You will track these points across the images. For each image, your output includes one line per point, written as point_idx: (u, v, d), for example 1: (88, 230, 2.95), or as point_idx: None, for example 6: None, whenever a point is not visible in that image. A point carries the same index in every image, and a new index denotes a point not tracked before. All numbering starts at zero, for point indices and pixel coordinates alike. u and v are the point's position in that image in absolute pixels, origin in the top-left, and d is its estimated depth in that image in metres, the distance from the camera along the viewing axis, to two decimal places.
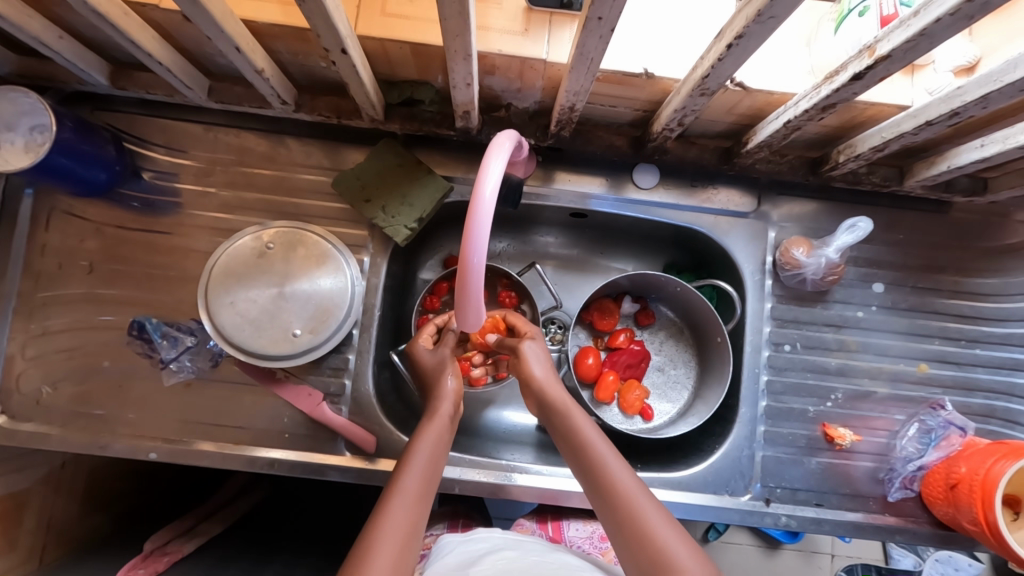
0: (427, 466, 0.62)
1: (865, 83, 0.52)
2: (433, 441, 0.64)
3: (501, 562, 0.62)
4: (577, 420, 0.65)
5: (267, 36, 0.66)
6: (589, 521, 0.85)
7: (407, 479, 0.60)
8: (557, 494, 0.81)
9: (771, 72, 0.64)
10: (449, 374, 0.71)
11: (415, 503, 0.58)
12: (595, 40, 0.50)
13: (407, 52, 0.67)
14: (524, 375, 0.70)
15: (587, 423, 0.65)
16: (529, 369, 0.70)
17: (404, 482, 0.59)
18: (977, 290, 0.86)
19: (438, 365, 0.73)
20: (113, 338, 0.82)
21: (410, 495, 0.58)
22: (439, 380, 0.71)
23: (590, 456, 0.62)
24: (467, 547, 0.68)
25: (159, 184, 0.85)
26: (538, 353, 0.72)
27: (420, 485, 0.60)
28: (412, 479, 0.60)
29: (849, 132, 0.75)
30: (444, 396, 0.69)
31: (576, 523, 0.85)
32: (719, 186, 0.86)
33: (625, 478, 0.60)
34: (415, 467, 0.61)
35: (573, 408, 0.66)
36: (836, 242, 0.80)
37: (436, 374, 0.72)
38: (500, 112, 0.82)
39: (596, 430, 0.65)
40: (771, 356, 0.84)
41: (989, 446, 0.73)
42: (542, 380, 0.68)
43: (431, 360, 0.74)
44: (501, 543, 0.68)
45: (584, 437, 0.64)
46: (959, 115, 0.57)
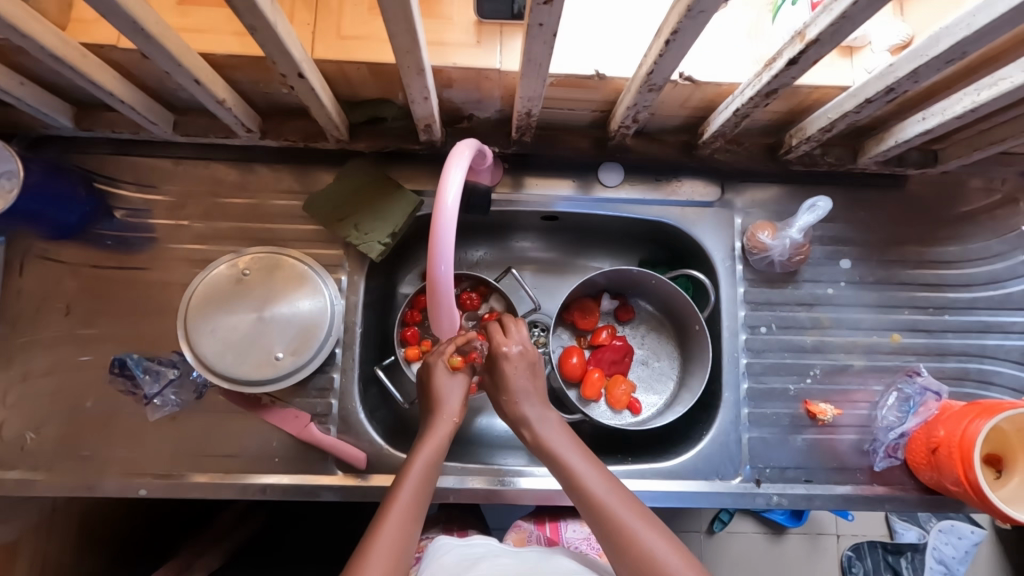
0: (421, 477, 0.65)
1: (801, 67, 0.55)
2: (429, 454, 0.67)
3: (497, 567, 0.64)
4: (568, 456, 0.65)
5: (227, 67, 0.67)
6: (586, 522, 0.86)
7: (404, 489, 0.63)
8: (552, 495, 0.81)
9: (717, 63, 0.66)
10: (456, 397, 0.71)
11: (406, 515, 0.61)
12: (540, 46, 0.52)
13: (366, 72, 0.69)
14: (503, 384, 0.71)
15: (576, 457, 0.66)
16: (512, 383, 0.70)
17: (401, 491, 0.63)
18: (940, 258, 0.89)
19: (442, 385, 0.72)
20: (96, 377, 0.81)
21: (405, 510, 0.62)
22: (441, 397, 0.71)
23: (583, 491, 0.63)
24: (465, 550, 0.69)
25: (132, 221, 0.85)
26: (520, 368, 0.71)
27: (413, 496, 0.63)
28: (406, 492, 0.63)
29: (799, 115, 0.77)
30: (445, 412, 0.71)
31: (574, 524, 0.86)
32: (683, 178, 0.88)
33: (623, 508, 0.61)
34: (410, 478, 0.65)
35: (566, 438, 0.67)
36: (798, 223, 0.82)
37: (439, 393, 0.72)
38: (463, 123, 0.83)
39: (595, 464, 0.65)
40: (747, 339, 0.86)
41: (963, 408, 0.75)
42: (529, 399, 0.70)
43: (440, 378, 0.72)
44: (499, 549, 0.69)
45: (576, 470, 0.64)
46: (895, 91, 0.59)
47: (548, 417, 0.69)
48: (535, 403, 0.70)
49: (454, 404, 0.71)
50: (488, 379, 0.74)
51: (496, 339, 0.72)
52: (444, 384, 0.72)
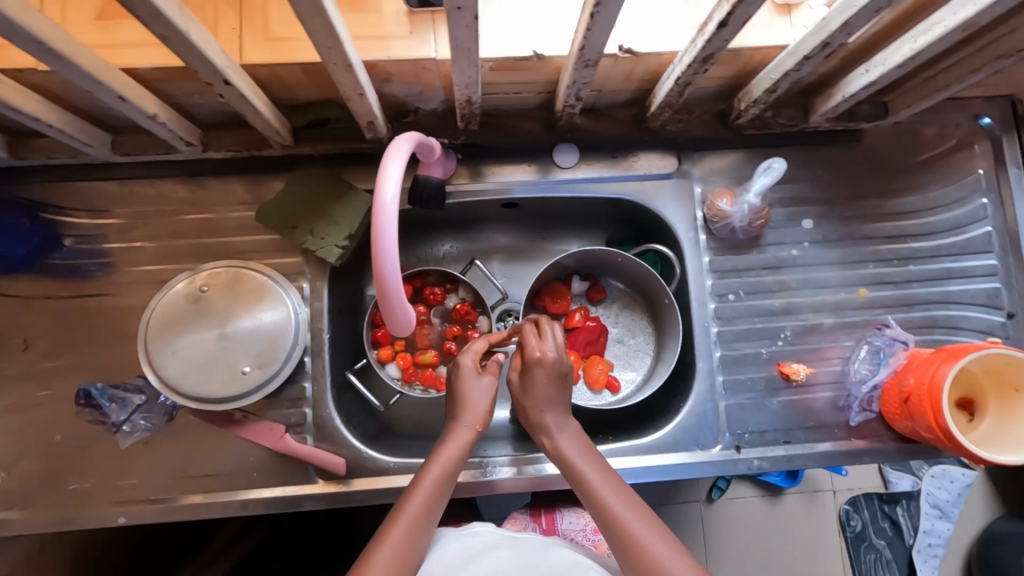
0: (435, 482, 0.65)
1: (732, 29, 0.54)
2: (444, 461, 0.66)
3: (498, 564, 0.62)
4: (586, 468, 0.65)
5: (155, 81, 0.66)
6: (581, 514, 0.87)
7: (418, 494, 0.63)
8: (546, 480, 0.82)
9: (654, 33, 0.65)
10: (483, 402, 0.70)
11: (415, 521, 0.61)
12: (464, 30, 0.51)
13: (299, 74, 0.67)
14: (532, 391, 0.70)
15: (595, 468, 0.65)
16: (540, 390, 0.69)
17: (412, 498, 0.63)
18: (901, 210, 0.89)
19: (467, 388, 0.71)
20: (62, 410, 0.80)
21: (415, 518, 0.61)
22: (466, 403, 0.71)
23: (599, 502, 0.63)
24: (463, 539, 0.68)
25: (83, 248, 0.83)
26: (549, 379, 0.69)
27: (425, 501, 0.63)
28: (419, 498, 0.63)
29: (745, 79, 0.77)
30: (467, 420, 0.70)
31: (570, 515, 0.88)
32: (639, 153, 0.87)
33: (638, 523, 0.61)
34: (422, 484, 0.64)
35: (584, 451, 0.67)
36: (754, 187, 0.82)
37: (465, 396, 0.71)
38: (409, 117, 0.82)
39: (612, 476, 0.65)
40: (717, 308, 0.86)
41: (931, 355, 0.76)
42: (552, 406, 0.69)
43: (466, 380, 0.72)
44: (498, 539, 0.68)
45: (594, 481, 0.64)
46: (831, 45, 0.59)
47: (568, 426, 0.69)
48: (557, 412, 0.70)
49: (478, 410, 0.70)
50: (517, 383, 0.72)
51: (528, 342, 0.70)
52: (469, 386, 0.71)
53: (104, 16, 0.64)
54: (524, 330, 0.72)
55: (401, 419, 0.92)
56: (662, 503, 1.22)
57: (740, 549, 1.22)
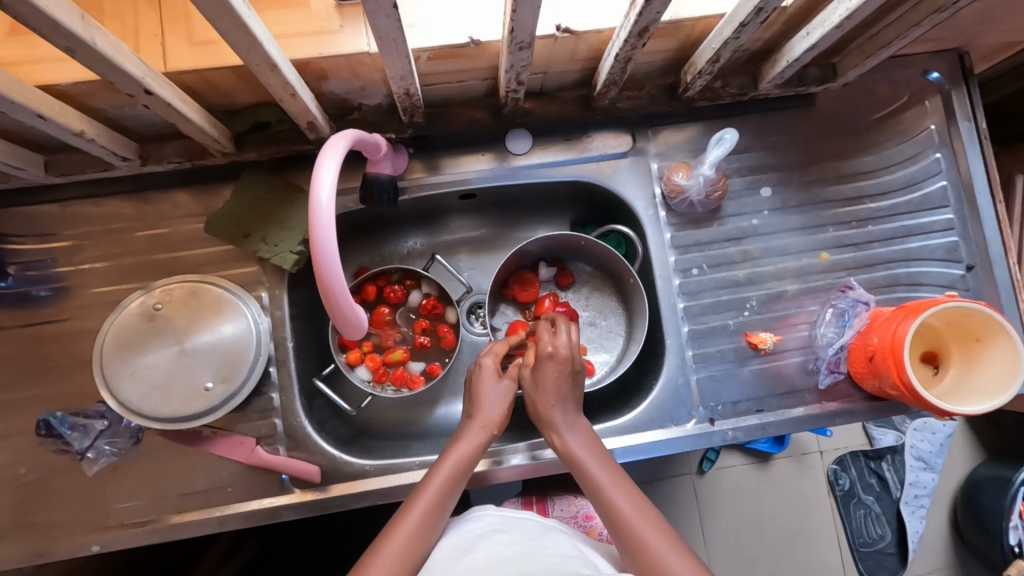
0: (446, 480, 0.66)
1: (661, 0, 0.53)
2: (455, 463, 0.68)
3: (496, 549, 0.61)
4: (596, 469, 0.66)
5: (79, 96, 0.63)
6: (573, 501, 0.87)
7: (428, 491, 0.65)
8: (538, 466, 0.81)
9: (589, 10, 0.64)
10: (497, 401, 0.72)
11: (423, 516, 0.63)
12: (385, 20, 0.49)
13: (230, 77, 0.65)
14: (544, 388, 0.71)
15: (604, 469, 0.66)
16: (550, 386, 0.71)
17: (422, 495, 0.64)
18: (857, 171, 0.90)
19: (485, 391, 0.73)
20: (24, 442, 0.78)
21: (423, 513, 0.63)
22: (481, 404, 0.72)
23: (607, 503, 0.63)
24: (462, 528, 0.67)
25: (30, 275, 0.81)
26: (560, 377, 0.71)
27: (435, 498, 0.64)
28: (428, 495, 0.64)
29: (690, 51, 0.76)
30: (480, 422, 0.71)
31: (561, 502, 0.87)
32: (593, 133, 0.86)
33: (645, 523, 0.61)
34: (433, 483, 0.66)
35: (594, 451, 0.68)
36: (708, 159, 0.81)
37: (482, 397, 0.72)
38: (353, 114, 0.79)
39: (622, 477, 0.66)
40: (682, 283, 0.86)
41: (893, 312, 0.77)
42: (563, 407, 0.71)
43: (484, 382, 0.73)
44: (498, 523, 0.68)
45: (603, 483, 0.65)
46: (765, 11, 0.58)
47: (578, 425, 0.71)
48: (569, 414, 0.71)
49: (493, 411, 0.72)
50: (529, 377, 0.72)
51: (542, 337, 0.72)
52: (485, 387, 0.73)
53: (16, 32, 0.61)
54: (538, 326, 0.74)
55: (377, 422, 0.91)
56: (652, 479, 1.23)
57: (733, 517, 1.23)
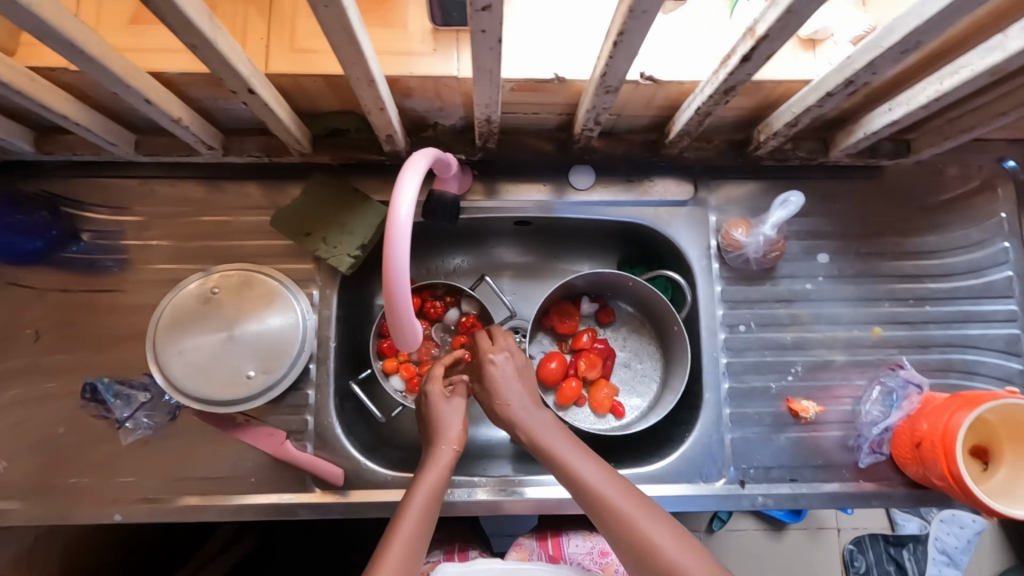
0: (421, 513, 0.63)
1: (755, 64, 0.54)
2: (427, 496, 0.65)
3: None
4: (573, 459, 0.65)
5: (181, 85, 0.67)
6: (589, 536, 0.85)
7: (404, 529, 0.61)
8: (557, 503, 0.80)
9: (676, 62, 0.65)
10: (455, 422, 0.71)
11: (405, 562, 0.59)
12: (487, 53, 0.51)
13: (322, 85, 0.68)
14: (500, 396, 0.71)
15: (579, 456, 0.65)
16: (503, 389, 0.71)
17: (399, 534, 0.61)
18: (919, 249, 0.88)
19: (439, 415, 0.72)
20: (68, 403, 0.80)
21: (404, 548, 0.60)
22: (440, 427, 0.71)
23: (590, 491, 0.63)
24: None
25: (100, 244, 0.84)
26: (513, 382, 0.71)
27: (411, 536, 0.61)
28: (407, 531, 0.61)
29: (766, 111, 0.76)
30: (443, 441, 0.70)
31: (576, 537, 0.86)
32: (655, 178, 0.87)
33: (623, 497, 0.62)
34: (408, 518, 0.62)
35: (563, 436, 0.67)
36: (769, 221, 0.81)
37: (438, 421, 0.71)
38: (427, 131, 0.82)
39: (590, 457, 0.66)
40: (727, 338, 0.85)
41: (946, 400, 0.74)
42: (528, 411, 0.70)
43: (437, 405, 0.73)
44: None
45: (580, 471, 0.64)
46: (855, 84, 0.58)
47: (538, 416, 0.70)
48: (534, 411, 0.70)
49: (452, 430, 0.70)
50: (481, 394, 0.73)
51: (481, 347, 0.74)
52: (441, 410, 0.72)
53: (137, 20, 0.65)
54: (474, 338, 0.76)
55: (400, 434, 0.91)
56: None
57: None
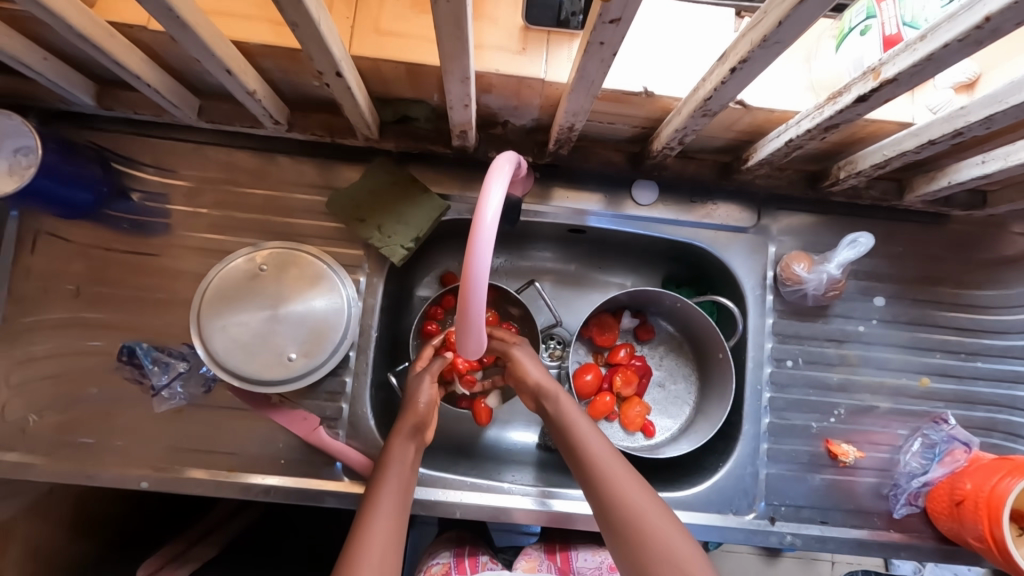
0: (409, 461, 0.64)
1: (869, 105, 0.51)
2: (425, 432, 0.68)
3: None
4: (586, 442, 0.65)
5: (258, 56, 0.64)
6: (597, 551, 0.85)
7: (399, 465, 0.63)
8: (563, 516, 0.79)
9: (773, 90, 0.63)
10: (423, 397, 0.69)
11: (399, 493, 0.60)
12: (595, 63, 0.49)
13: (401, 71, 0.66)
14: (520, 375, 0.74)
15: (594, 439, 0.65)
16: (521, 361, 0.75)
17: (393, 471, 0.62)
18: (977, 302, 0.86)
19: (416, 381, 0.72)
20: (101, 363, 0.79)
21: (403, 474, 0.62)
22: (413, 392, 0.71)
23: (598, 473, 0.62)
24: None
25: (148, 206, 0.82)
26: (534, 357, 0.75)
27: (403, 479, 0.62)
28: (404, 465, 0.63)
29: (848, 147, 0.74)
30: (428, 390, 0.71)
31: (585, 552, 0.85)
32: (718, 201, 0.85)
33: (597, 443, 0.65)
34: (399, 460, 0.64)
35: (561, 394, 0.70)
36: (837, 258, 0.79)
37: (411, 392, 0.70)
38: (496, 129, 0.81)
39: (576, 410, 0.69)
40: (772, 372, 0.83)
41: (994, 462, 0.73)
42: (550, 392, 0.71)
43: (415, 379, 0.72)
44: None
45: (592, 454, 0.64)
46: (962, 135, 0.56)
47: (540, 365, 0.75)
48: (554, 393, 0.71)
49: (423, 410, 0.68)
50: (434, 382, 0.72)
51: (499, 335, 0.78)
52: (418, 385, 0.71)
53: None
54: (491, 335, 0.78)
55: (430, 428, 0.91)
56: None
57: None
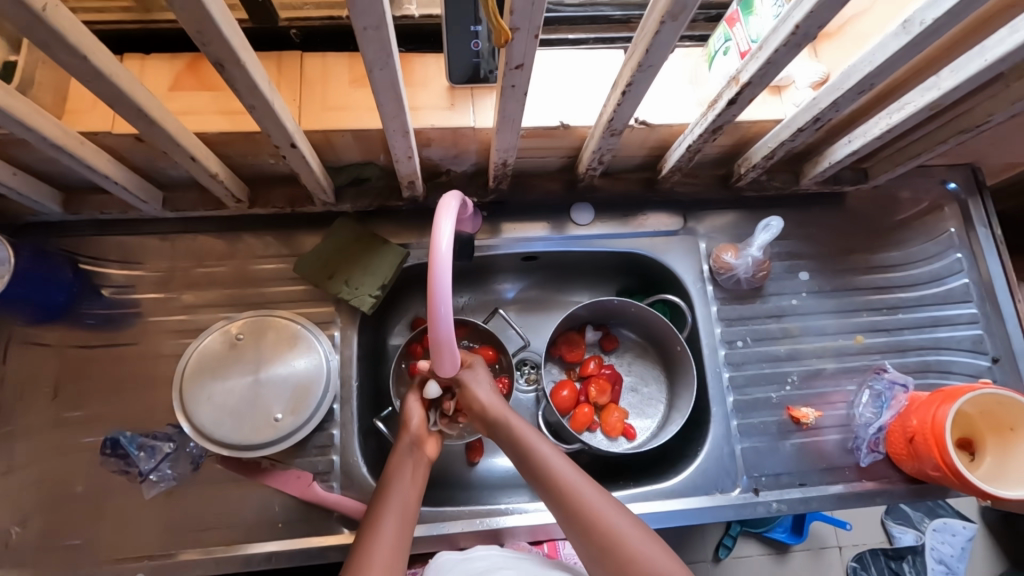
0: (402, 493, 0.69)
1: (740, 106, 0.63)
2: (420, 460, 0.73)
3: None
4: (558, 474, 0.68)
5: (218, 143, 0.72)
6: None
7: (390, 501, 0.68)
8: (547, 527, 0.81)
9: (667, 108, 0.75)
10: (414, 414, 0.76)
11: (395, 529, 0.65)
12: (513, 104, 0.59)
13: (349, 138, 0.74)
14: (469, 400, 0.75)
15: (565, 471, 0.69)
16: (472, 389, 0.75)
17: (389, 504, 0.67)
18: (886, 263, 0.98)
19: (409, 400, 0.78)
20: (85, 460, 0.79)
21: (399, 508, 0.67)
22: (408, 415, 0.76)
23: (575, 502, 0.66)
24: (466, 567, 0.72)
25: (121, 298, 0.86)
26: (481, 379, 0.76)
27: (401, 510, 0.67)
28: (394, 498, 0.68)
29: (743, 147, 0.87)
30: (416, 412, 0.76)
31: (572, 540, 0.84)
32: (648, 212, 0.95)
33: (562, 465, 0.69)
34: (392, 495, 0.68)
35: (515, 420, 0.73)
36: (756, 242, 0.89)
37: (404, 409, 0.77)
38: (442, 177, 0.90)
39: (538, 435, 0.73)
40: (727, 354, 0.91)
41: (930, 396, 0.81)
42: (502, 424, 0.73)
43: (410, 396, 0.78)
44: (501, 561, 0.72)
45: (563, 483, 0.68)
46: (821, 120, 0.68)
47: (490, 387, 0.76)
48: (505, 424, 0.73)
49: (420, 427, 0.76)
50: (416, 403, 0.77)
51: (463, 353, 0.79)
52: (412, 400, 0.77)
53: (176, 87, 0.70)
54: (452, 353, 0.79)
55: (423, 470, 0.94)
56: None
57: None
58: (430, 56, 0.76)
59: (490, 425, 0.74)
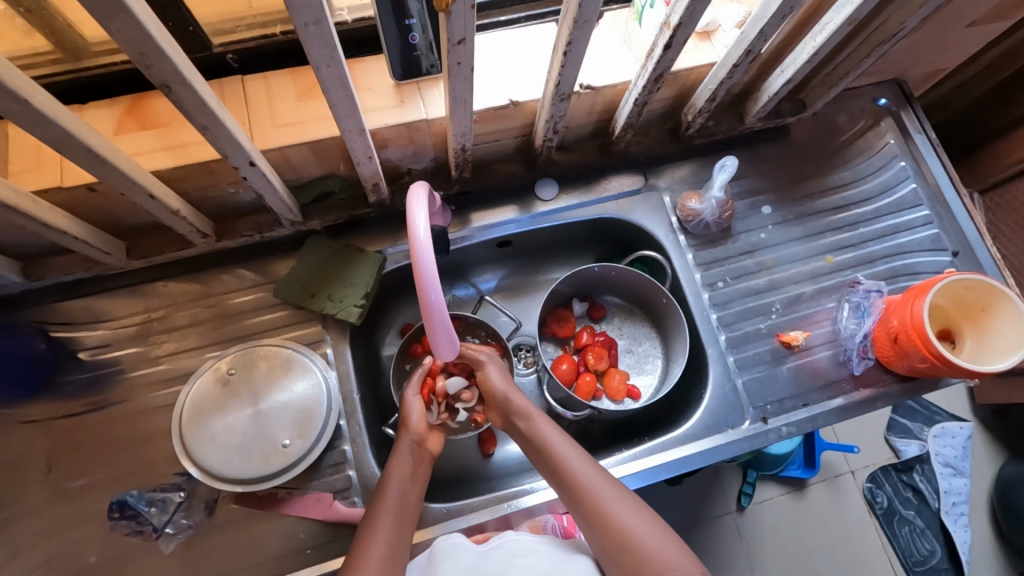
0: (400, 492, 0.69)
1: (675, 50, 0.65)
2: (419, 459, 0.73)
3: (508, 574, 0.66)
4: (576, 469, 0.69)
5: (174, 180, 0.71)
6: None
7: (387, 499, 0.68)
8: None
9: (607, 69, 0.77)
10: (412, 411, 0.77)
11: (393, 524, 0.65)
12: (462, 83, 0.60)
13: (306, 152, 0.74)
14: (486, 385, 0.79)
15: (583, 468, 0.70)
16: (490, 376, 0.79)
17: (385, 503, 0.67)
18: (839, 183, 1.03)
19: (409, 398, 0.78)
20: (93, 529, 0.76)
21: (396, 505, 0.67)
22: (407, 413, 0.77)
23: (592, 497, 0.67)
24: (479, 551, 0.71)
25: (99, 359, 0.83)
26: (498, 365, 0.80)
27: (398, 508, 0.67)
28: (391, 497, 0.68)
29: (686, 96, 0.90)
30: (412, 409, 0.77)
31: None
32: (609, 177, 0.98)
33: (572, 453, 0.71)
34: (388, 494, 0.68)
35: (533, 412, 0.76)
36: (716, 183, 0.92)
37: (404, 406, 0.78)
38: (404, 179, 0.91)
39: (550, 425, 0.75)
40: (711, 296, 0.94)
41: (903, 296, 0.85)
42: (525, 417, 0.75)
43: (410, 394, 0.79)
44: (516, 549, 0.71)
45: (573, 471, 0.69)
46: (752, 52, 0.72)
47: (505, 375, 0.80)
48: (524, 414, 0.76)
49: (420, 423, 0.76)
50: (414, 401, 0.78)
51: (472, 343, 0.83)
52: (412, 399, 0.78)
53: (120, 131, 0.69)
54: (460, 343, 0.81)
55: (441, 471, 0.93)
56: (692, 521, 1.20)
57: (784, 551, 1.19)
58: (371, 61, 0.77)
59: (508, 416, 0.77)
